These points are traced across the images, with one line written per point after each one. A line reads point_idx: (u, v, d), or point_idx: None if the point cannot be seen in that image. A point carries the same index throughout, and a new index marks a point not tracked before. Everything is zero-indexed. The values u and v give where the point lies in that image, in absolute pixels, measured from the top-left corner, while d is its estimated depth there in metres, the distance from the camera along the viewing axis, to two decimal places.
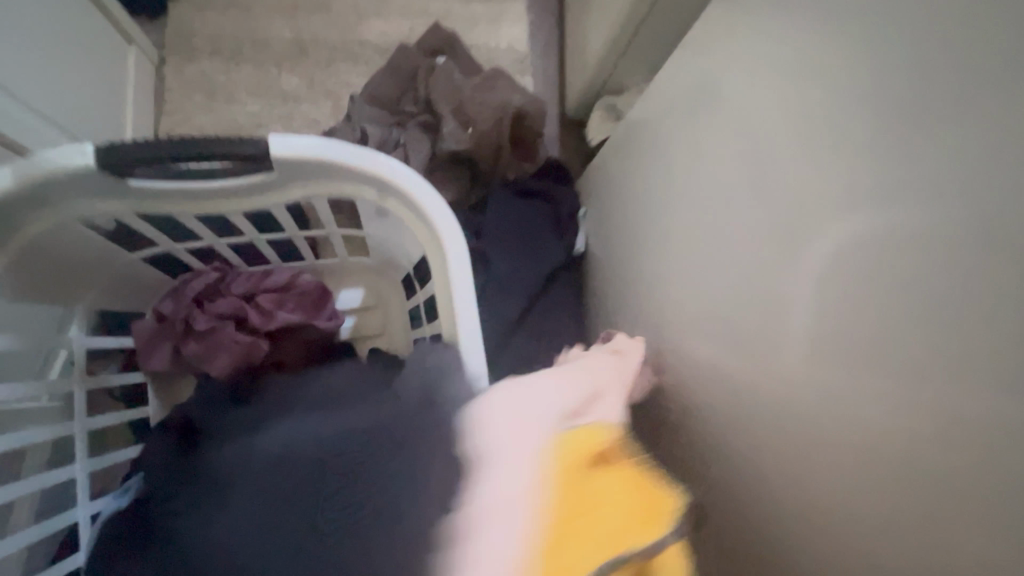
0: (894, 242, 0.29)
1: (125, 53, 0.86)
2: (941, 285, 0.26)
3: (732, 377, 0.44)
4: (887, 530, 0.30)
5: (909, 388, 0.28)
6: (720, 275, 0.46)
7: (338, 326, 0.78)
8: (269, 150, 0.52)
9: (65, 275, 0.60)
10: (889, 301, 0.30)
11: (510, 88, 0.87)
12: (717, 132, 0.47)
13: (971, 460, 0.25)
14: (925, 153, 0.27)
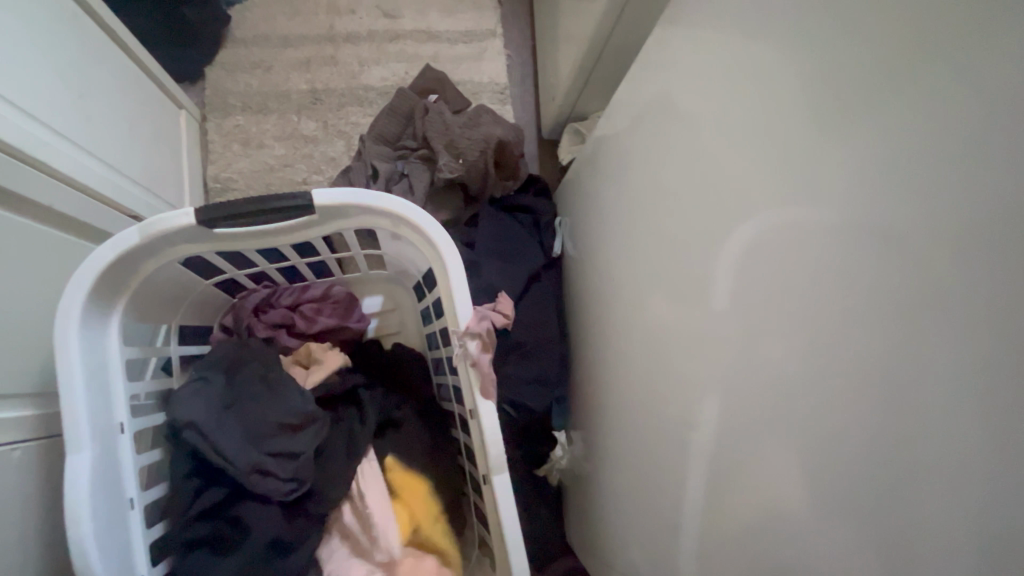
0: (785, 237, 0.47)
1: (177, 116, 1.05)
2: (811, 264, 0.44)
3: (686, 330, 0.63)
4: (779, 418, 0.49)
5: (799, 322, 0.46)
6: (681, 263, 0.65)
7: (366, 326, 0.97)
8: (312, 202, 0.70)
9: (162, 299, 0.78)
10: (780, 272, 0.48)
11: (493, 121, 1.05)
12: (678, 154, 0.65)
13: (824, 360, 0.43)
14: (808, 182, 0.45)
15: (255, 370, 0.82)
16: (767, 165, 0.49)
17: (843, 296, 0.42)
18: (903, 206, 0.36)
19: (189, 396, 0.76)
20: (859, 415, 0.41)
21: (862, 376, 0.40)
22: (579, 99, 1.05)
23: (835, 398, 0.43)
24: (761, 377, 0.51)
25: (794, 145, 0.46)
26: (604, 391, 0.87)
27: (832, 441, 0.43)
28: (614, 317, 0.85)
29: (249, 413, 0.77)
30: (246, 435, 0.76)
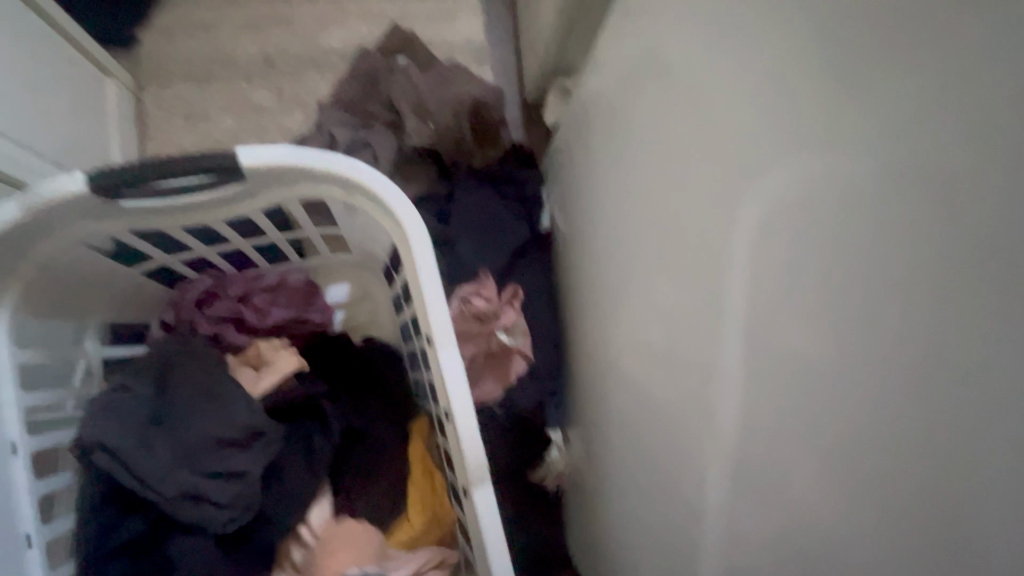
0: (803, 178, 0.34)
1: (105, 86, 0.92)
2: (848, 213, 0.31)
3: (690, 304, 0.51)
4: (809, 420, 0.36)
5: (840, 293, 0.33)
6: (682, 226, 0.52)
7: (331, 318, 0.84)
8: (239, 163, 0.57)
9: (77, 290, 0.65)
10: (798, 242, 0.35)
11: (467, 80, 0.92)
12: (675, 90, 0.52)
13: (868, 346, 0.31)
14: (829, 99, 0.32)
15: (188, 375, 0.69)
16: (773, 99, 0.36)
17: (891, 254, 0.29)
18: (982, 112, 0.24)
19: (102, 414, 0.63)
20: (926, 422, 0.28)
21: (928, 372, 0.28)
22: (564, 54, 0.92)
23: (885, 395, 0.31)
24: (779, 363, 0.39)
25: (809, 61, 0.33)
26: (604, 384, 0.75)
27: (885, 451, 0.31)
28: (613, 297, 0.73)
29: (172, 429, 0.65)
30: (168, 459, 0.63)
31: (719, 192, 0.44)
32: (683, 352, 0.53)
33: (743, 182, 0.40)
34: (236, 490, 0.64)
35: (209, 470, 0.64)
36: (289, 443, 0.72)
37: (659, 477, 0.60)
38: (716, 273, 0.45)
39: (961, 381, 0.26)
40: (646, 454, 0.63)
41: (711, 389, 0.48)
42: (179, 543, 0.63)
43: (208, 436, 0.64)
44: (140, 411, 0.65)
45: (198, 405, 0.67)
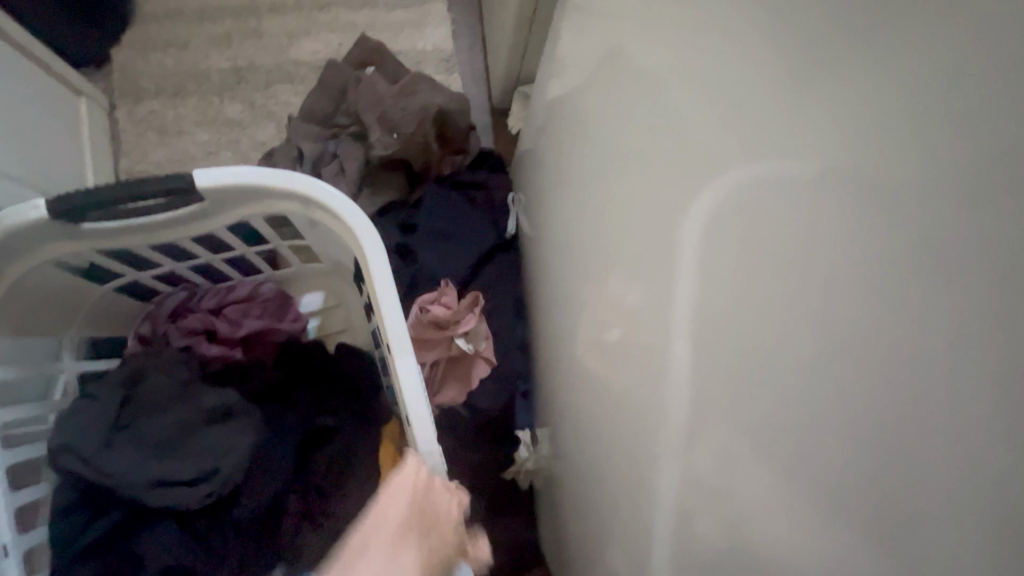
0: (731, 193, 0.36)
1: (78, 105, 0.94)
2: (763, 227, 0.33)
3: (642, 309, 0.52)
4: (733, 424, 0.37)
5: (757, 299, 0.35)
6: (636, 232, 0.54)
7: (303, 326, 0.87)
8: (193, 184, 0.59)
9: (47, 309, 0.68)
10: (725, 252, 0.37)
11: (432, 89, 0.93)
12: (629, 101, 0.54)
13: (776, 347, 0.33)
14: (752, 118, 0.34)
15: (161, 375, 0.72)
16: (705, 116, 0.39)
17: (793, 255, 0.31)
18: (863, 123, 0.25)
19: (71, 417, 0.66)
20: (809, 414, 0.30)
21: (813, 371, 0.30)
22: (527, 60, 0.94)
23: (785, 391, 0.33)
24: (708, 364, 0.40)
25: (733, 76, 0.35)
26: (569, 384, 0.76)
27: (787, 449, 0.32)
28: (575, 298, 0.74)
29: (140, 428, 0.68)
30: (135, 456, 0.66)
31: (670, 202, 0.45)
32: (636, 356, 0.54)
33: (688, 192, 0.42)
34: (209, 471, 0.67)
35: (180, 459, 0.67)
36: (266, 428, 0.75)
37: (616, 477, 0.61)
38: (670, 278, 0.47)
39: (841, 378, 0.28)
40: (604, 454, 0.65)
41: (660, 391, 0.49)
42: (149, 538, 0.65)
43: (175, 428, 0.69)
44: (105, 413, 0.67)
45: (167, 403, 0.70)
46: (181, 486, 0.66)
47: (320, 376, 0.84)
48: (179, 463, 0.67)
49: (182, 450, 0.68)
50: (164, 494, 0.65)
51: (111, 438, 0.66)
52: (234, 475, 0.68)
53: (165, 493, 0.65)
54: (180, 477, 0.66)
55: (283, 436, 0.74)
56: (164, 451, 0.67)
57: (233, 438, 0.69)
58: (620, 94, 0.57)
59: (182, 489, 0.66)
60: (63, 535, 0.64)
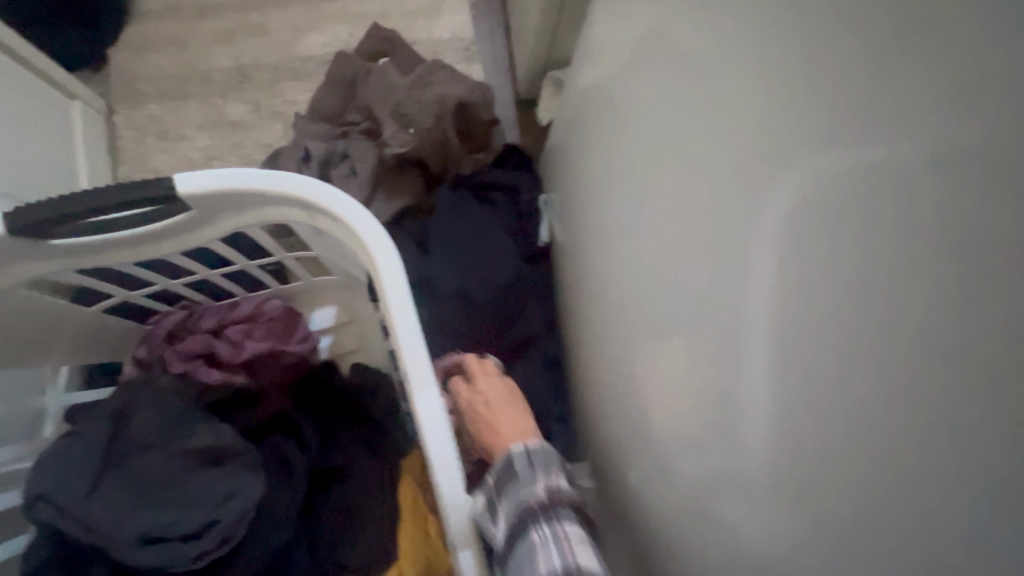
0: (856, 179, 0.30)
1: (71, 109, 0.87)
2: (915, 221, 0.27)
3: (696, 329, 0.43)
4: (883, 471, 0.29)
5: (904, 315, 0.28)
6: (682, 236, 0.45)
7: (313, 346, 0.77)
8: (176, 190, 0.50)
9: (25, 336, 0.60)
10: (840, 257, 0.31)
11: (450, 79, 0.84)
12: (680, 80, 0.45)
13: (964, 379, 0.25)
14: (931, 76, 0.26)
15: (151, 410, 0.63)
16: (847, 86, 0.31)
17: (998, 247, 0.23)
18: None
19: (53, 460, 0.58)
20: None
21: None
22: (554, 44, 0.83)
23: (978, 434, 0.25)
24: (820, 380, 0.32)
25: (888, 43, 0.29)
26: (607, 415, 0.65)
27: (992, 506, 0.24)
28: (610, 313, 0.63)
29: (126, 472, 0.59)
30: (121, 507, 0.57)
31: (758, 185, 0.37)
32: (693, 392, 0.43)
33: (767, 188, 0.36)
34: (207, 520, 0.58)
35: (173, 508, 0.58)
36: (272, 467, 0.67)
37: (665, 534, 0.50)
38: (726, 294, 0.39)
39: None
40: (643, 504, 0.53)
41: (734, 426, 0.39)
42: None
43: (168, 472, 0.60)
44: (85, 456, 0.58)
45: (156, 442, 0.61)
46: (175, 538, 0.57)
47: (330, 405, 0.75)
48: (172, 513, 0.58)
49: (174, 496, 0.59)
50: (155, 549, 0.57)
51: (98, 483, 0.58)
52: (235, 526, 0.59)
53: (157, 547, 0.57)
54: (173, 530, 0.57)
55: (290, 475, 0.66)
56: (153, 499, 0.59)
57: (235, 480, 0.61)
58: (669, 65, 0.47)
59: (176, 542, 0.57)
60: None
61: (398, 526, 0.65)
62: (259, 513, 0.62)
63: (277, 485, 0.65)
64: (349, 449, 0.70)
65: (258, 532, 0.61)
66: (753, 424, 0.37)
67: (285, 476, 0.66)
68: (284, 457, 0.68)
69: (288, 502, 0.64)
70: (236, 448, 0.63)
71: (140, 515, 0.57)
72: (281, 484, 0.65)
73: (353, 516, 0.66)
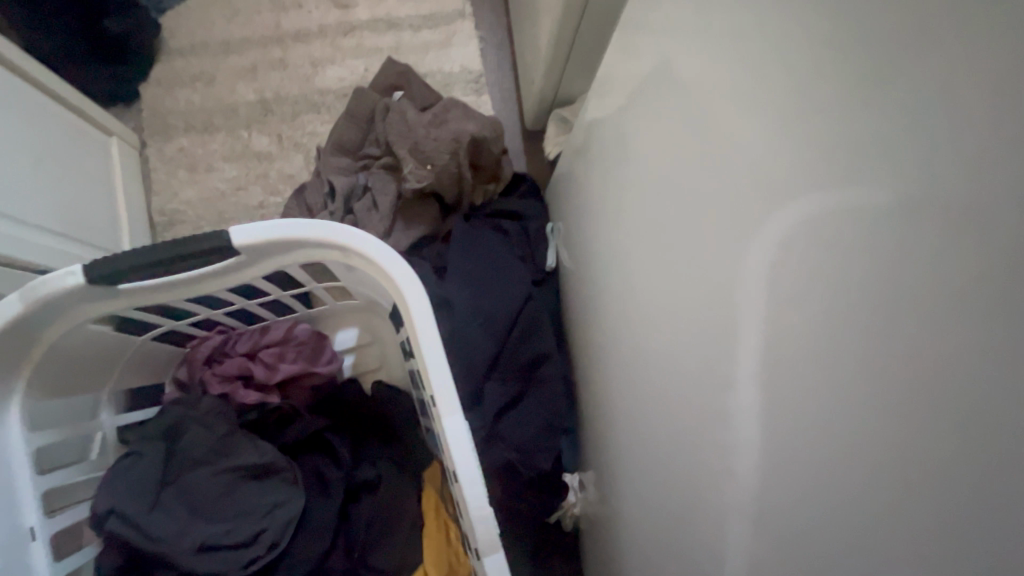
0: (792, 247, 0.35)
1: (108, 145, 0.93)
2: (827, 291, 0.32)
3: (697, 362, 0.49)
4: (804, 494, 0.35)
5: (822, 366, 0.33)
6: (684, 279, 0.51)
7: (338, 367, 0.84)
8: (231, 241, 0.57)
9: (85, 366, 0.66)
10: (783, 312, 0.36)
11: (463, 116, 0.90)
12: (679, 135, 0.51)
13: (840, 423, 0.32)
14: (824, 172, 0.31)
15: (201, 432, 0.69)
16: (774, 162, 0.36)
17: (867, 322, 0.29)
18: (908, 200, 0.26)
19: (116, 479, 0.64)
20: (872, 487, 0.29)
21: (883, 452, 0.28)
22: (561, 83, 0.90)
23: (840, 461, 0.32)
24: (775, 416, 0.38)
25: (797, 134, 0.34)
26: (610, 431, 0.72)
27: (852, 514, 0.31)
28: (615, 339, 0.70)
29: (181, 488, 0.66)
30: (178, 521, 0.63)
31: (726, 241, 0.43)
32: (696, 419, 0.49)
33: (741, 244, 0.41)
34: (257, 530, 0.65)
35: (226, 519, 0.65)
36: (307, 479, 0.73)
37: (666, 540, 0.57)
38: (722, 334, 0.44)
39: (899, 462, 0.27)
40: (650, 515, 0.60)
41: (720, 449, 0.45)
42: None
43: (217, 488, 0.66)
44: (144, 475, 0.65)
45: (204, 461, 0.68)
46: (230, 546, 0.64)
47: (356, 422, 0.82)
48: (226, 524, 0.65)
49: (226, 509, 0.66)
50: (212, 557, 0.63)
51: (156, 498, 0.64)
52: (281, 533, 0.66)
53: (213, 555, 0.63)
54: (228, 538, 0.64)
55: (325, 486, 0.73)
56: (206, 512, 0.65)
57: (278, 494, 0.68)
58: (670, 123, 0.53)
59: (229, 550, 0.64)
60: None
61: (425, 531, 0.73)
62: (301, 523, 0.69)
63: (313, 495, 0.72)
64: (376, 462, 0.77)
65: (298, 540, 0.68)
66: (733, 450, 0.43)
67: (319, 487, 0.73)
68: (318, 470, 0.75)
69: (324, 511, 0.71)
70: (277, 462, 0.70)
71: (198, 527, 0.64)
72: (318, 495, 0.72)
73: (383, 524, 0.72)
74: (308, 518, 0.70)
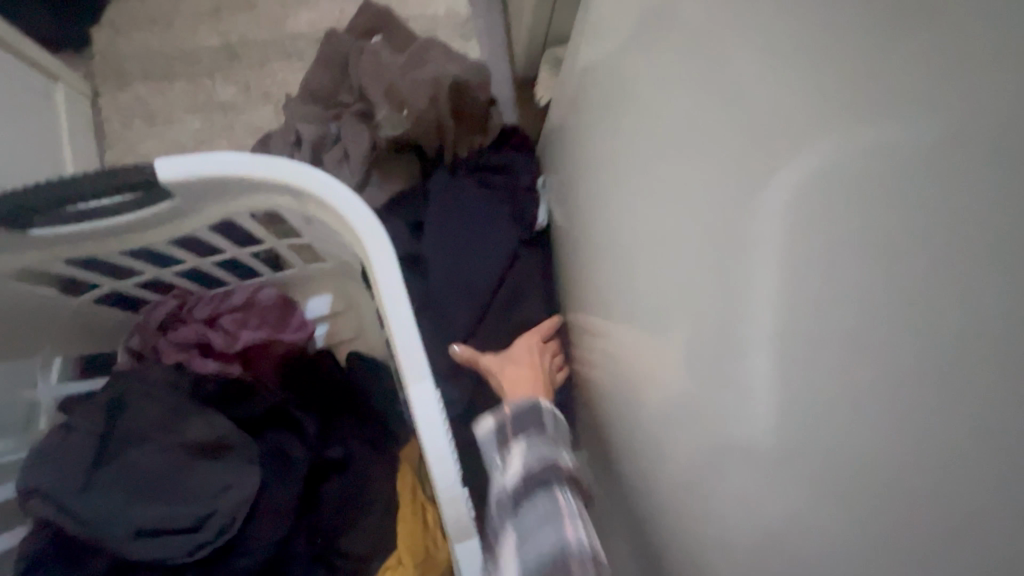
0: (834, 157, 0.25)
1: (54, 91, 0.84)
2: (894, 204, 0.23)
3: (694, 325, 0.39)
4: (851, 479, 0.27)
5: (891, 312, 0.23)
6: (677, 223, 0.41)
7: (308, 335, 0.76)
8: (157, 176, 0.49)
9: (12, 329, 0.59)
10: (822, 247, 0.27)
11: (445, 58, 0.81)
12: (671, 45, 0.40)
13: (908, 383, 0.23)
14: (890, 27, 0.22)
15: (148, 402, 0.62)
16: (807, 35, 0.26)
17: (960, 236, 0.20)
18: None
19: (49, 455, 0.57)
20: (966, 468, 0.21)
21: (989, 420, 0.20)
22: (555, 21, 0.80)
23: (896, 438, 0.24)
24: (811, 388, 0.28)
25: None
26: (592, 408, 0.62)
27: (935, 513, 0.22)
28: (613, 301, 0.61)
29: (121, 463, 0.59)
30: (117, 502, 0.57)
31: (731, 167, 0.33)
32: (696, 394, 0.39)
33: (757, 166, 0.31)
34: (209, 509, 0.59)
35: (172, 498, 0.59)
36: (270, 458, 0.66)
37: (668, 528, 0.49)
38: (727, 288, 0.34)
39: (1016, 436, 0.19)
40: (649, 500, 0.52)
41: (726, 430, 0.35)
42: None
43: (163, 465, 0.60)
44: (80, 448, 0.58)
45: (149, 436, 0.61)
46: (176, 528, 0.58)
47: (329, 395, 0.74)
48: (172, 504, 0.59)
49: (173, 489, 0.59)
50: (156, 541, 0.57)
51: (93, 474, 0.58)
52: (234, 515, 0.59)
53: (156, 538, 0.57)
54: (173, 520, 0.58)
55: (285, 466, 0.65)
56: (149, 491, 0.59)
57: (233, 472, 0.61)
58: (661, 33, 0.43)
59: (175, 533, 0.58)
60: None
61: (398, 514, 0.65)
62: (258, 505, 0.62)
63: (273, 474, 0.64)
64: (348, 440, 0.69)
65: (255, 523, 0.61)
66: (747, 432, 0.33)
67: (280, 466, 0.65)
68: (279, 448, 0.66)
69: (285, 493, 0.63)
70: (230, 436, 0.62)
71: (139, 508, 0.57)
72: (278, 473, 0.64)
73: (352, 504, 0.65)
74: (266, 501, 0.62)
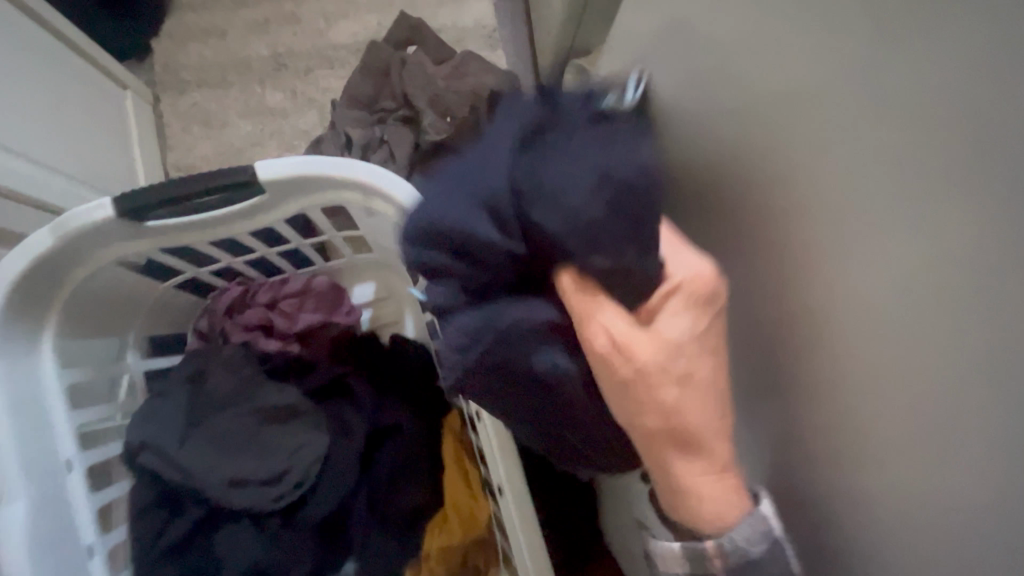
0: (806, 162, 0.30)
1: (124, 98, 0.93)
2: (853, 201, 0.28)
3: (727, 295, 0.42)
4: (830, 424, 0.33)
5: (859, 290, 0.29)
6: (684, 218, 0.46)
7: (357, 319, 0.82)
8: (255, 176, 0.57)
9: (112, 310, 0.68)
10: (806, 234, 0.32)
11: (483, 69, 0.89)
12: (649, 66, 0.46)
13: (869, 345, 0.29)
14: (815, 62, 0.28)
15: (228, 375, 0.71)
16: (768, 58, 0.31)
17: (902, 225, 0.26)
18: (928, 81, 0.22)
19: (148, 417, 0.66)
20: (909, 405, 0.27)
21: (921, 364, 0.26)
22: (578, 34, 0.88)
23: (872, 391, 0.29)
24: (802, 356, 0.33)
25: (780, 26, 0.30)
26: None
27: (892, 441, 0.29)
28: None
29: (211, 426, 0.68)
30: (209, 459, 0.66)
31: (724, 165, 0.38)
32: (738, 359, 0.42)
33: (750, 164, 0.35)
34: (288, 465, 0.68)
35: (258, 456, 0.68)
36: (334, 425, 0.74)
37: None
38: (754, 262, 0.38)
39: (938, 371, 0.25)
40: None
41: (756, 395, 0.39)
42: (233, 530, 0.66)
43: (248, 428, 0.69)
44: (176, 413, 0.67)
45: (233, 403, 0.70)
46: (263, 480, 0.67)
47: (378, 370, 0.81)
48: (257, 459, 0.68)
49: (256, 449, 0.69)
50: (247, 491, 0.66)
51: (188, 434, 0.67)
52: (309, 470, 0.69)
53: (246, 489, 0.66)
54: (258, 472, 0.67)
55: (345, 432, 0.73)
56: (236, 450, 0.68)
57: (303, 436, 0.70)
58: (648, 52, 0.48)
59: (262, 484, 0.67)
60: (146, 534, 0.64)
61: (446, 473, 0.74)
62: (327, 465, 0.71)
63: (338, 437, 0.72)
64: (400, 409, 0.77)
65: (326, 480, 0.70)
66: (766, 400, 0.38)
67: (343, 431, 0.73)
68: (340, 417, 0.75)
69: (349, 455, 0.71)
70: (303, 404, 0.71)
71: (230, 464, 0.66)
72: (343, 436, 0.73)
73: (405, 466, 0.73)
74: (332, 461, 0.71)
